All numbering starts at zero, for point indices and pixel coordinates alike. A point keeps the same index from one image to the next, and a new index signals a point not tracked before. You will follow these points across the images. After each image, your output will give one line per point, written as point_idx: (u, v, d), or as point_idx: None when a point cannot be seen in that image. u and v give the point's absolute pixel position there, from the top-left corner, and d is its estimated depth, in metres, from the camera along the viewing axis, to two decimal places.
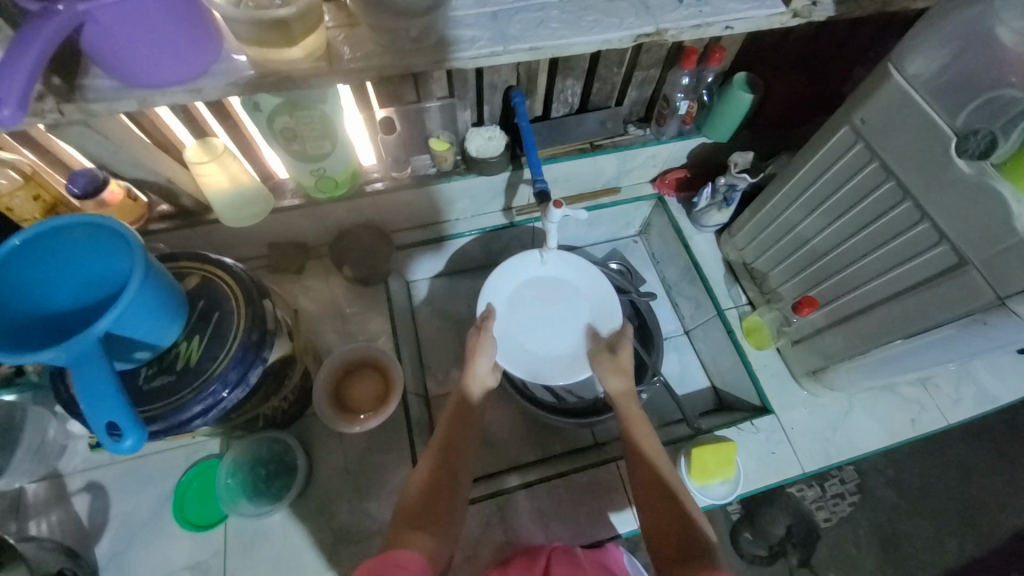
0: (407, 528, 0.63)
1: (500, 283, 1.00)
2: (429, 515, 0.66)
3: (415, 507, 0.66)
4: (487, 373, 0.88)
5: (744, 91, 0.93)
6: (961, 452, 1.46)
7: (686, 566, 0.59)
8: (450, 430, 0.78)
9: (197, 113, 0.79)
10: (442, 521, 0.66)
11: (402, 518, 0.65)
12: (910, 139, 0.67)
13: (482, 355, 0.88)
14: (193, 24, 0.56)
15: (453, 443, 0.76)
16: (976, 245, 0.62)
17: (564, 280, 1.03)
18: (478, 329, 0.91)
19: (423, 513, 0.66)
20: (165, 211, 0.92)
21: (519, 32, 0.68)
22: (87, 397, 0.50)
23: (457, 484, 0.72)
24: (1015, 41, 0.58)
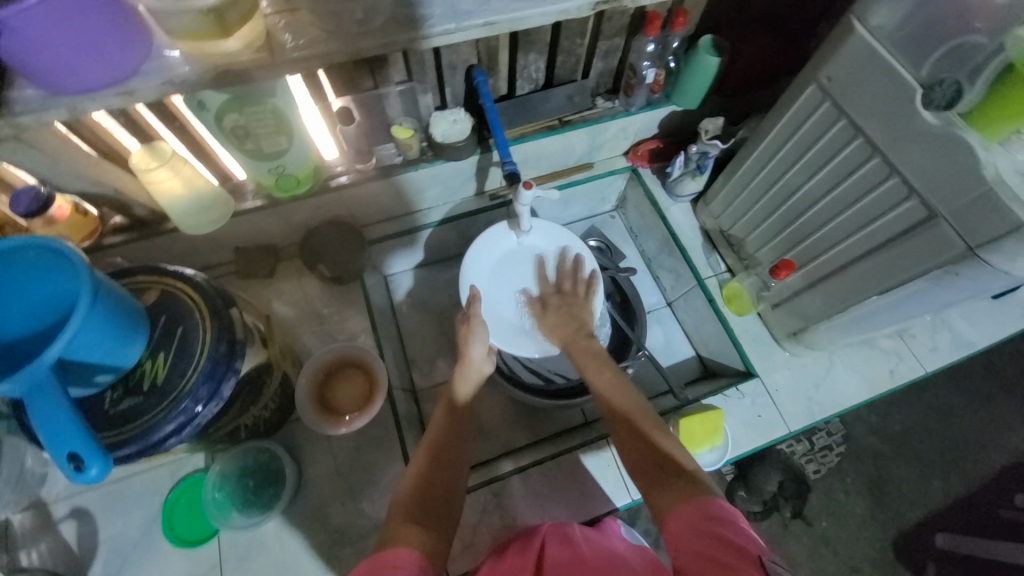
0: (403, 521, 0.61)
1: (480, 262, 0.97)
2: (425, 508, 0.64)
3: (410, 501, 0.65)
4: (483, 358, 0.88)
5: (711, 55, 0.90)
6: (940, 396, 1.51)
7: (673, 480, 0.59)
8: (445, 425, 0.78)
9: (141, 118, 0.75)
10: (435, 511, 0.65)
11: (399, 511, 0.64)
12: (876, 93, 0.66)
13: (475, 341, 0.88)
14: (120, 22, 0.52)
15: (446, 436, 0.76)
16: (945, 197, 0.62)
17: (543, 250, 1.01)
18: (465, 316, 0.90)
19: (420, 506, 0.65)
20: (120, 223, 0.87)
21: (472, 7, 0.64)
22: (45, 429, 0.48)
23: (450, 476, 0.71)
24: None
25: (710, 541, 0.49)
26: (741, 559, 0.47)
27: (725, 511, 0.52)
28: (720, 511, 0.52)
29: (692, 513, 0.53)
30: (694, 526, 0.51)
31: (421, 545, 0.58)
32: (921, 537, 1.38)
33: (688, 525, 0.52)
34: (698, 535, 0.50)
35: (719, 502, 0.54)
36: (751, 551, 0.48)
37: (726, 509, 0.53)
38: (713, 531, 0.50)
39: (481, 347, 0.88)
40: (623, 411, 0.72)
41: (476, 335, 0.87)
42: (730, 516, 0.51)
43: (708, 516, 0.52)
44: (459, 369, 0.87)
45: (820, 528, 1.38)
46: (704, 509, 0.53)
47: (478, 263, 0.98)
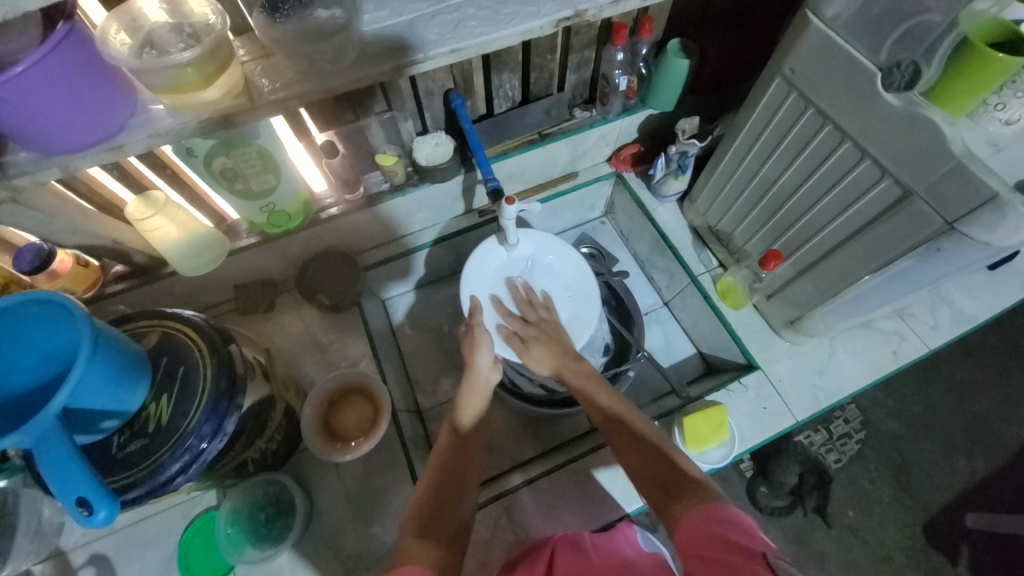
0: (414, 537, 0.64)
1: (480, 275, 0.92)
2: (436, 524, 0.66)
3: (421, 517, 0.67)
4: (490, 366, 0.85)
5: (680, 58, 0.93)
6: (956, 372, 1.48)
7: (679, 493, 0.60)
8: (449, 448, 0.76)
9: (133, 169, 0.78)
10: (446, 529, 0.66)
11: (410, 524, 0.66)
12: (838, 80, 0.67)
13: (481, 351, 0.85)
14: (103, 81, 0.55)
15: (454, 462, 0.75)
16: (915, 175, 0.63)
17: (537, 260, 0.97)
18: (468, 328, 0.87)
19: (432, 525, 0.66)
20: (120, 271, 0.90)
21: (438, 36, 0.67)
22: (55, 477, 0.50)
23: (459, 491, 0.72)
24: None
25: (718, 545, 0.49)
26: (747, 557, 0.47)
27: (735, 517, 0.52)
28: (726, 514, 0.53)
29: (700, 519, 0.53)
30: (699, 533, 0.52)
31: (433, 563, 0.59)
32: (952, 519, 1.35)
33: (697, 531, 0.52)
34: (700, 539, 0.51)
35: (726, 506, 0.54)
36: (755, 549, 0.48)
37: (733, 512, 0.53)
38: (718, 534, 0.51)
39: (490, 355, 0.85)
40: (628, 428, 0.72)
41: (483, 342, 0.85)
42: (736, 519, 0.52)
43: (715, 521, 0.52)
44: (464, 379, 0.85)
45: (848, 518, 1.35)
46: (713, 513, 0.53)
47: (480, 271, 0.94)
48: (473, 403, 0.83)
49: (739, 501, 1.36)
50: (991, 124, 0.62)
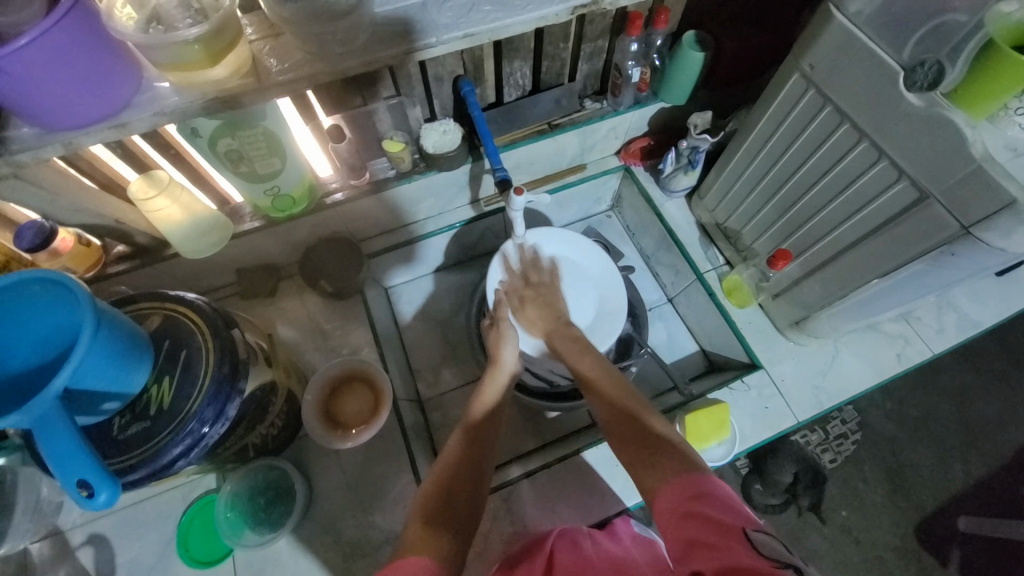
0: (422, 526, 0.59)
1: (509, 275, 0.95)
2: (444, 510, 0.62)
3: (429, 504, 0.62)
4: (515, 361, 0.87)
5: (694, 50, 0.91)
6: (955, 377, 1.48)
7: (657, 459, 0.58)
8: (462, 444, 0.72)
9: (136, 148, 0.77)
10: (458, 518, 0.62)
11: (418, 513, 0.61)
12: (859, 78, 0.66)
13: (505, 347, 0.87)
14: (108, 55, 0.53)
15: (467, 458, 0.69)
16: (934, 177, 0.62)
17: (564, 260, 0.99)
18: (492, 321, 0.91)
19: (439, 512, 0.61)
20: (122, 252, 0.89)
21: (451, 20, 0.66)
22: (56, 458, 0.49)
23: (470, 479, 0.67)
24: None
25: (693, 521, 0.49)
26: (724, 535, 0.46)
27: (713, 489, 0.51)
28: (705, 486, 0.52)
29: (677, 497, 0.52)
30: (678, 512, 0.51)
31: (441, 552, 0.54)
32: (943, 522, 1.36)
33: (674, 506, 0.52)
34: (682, 521, 0.50)
35: (707, 478, 0.53)
36: (734, 525, 0.47)
37: (713, 485, 0.52)
38: (696, 513, 0.49)
39: (513, 350, 0.87)
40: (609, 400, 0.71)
41: (508, 338, 0.87)
42: (715, 492, 0.51)
43: (694, 496, 0.51)
44: (488, 373, 0.85)
45: (841, 519, 1.36)
46: (691, 487, 0.52)
47: (516, 274, 0.95)
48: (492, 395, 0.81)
49: None
50: (1011, 128, 0.60)
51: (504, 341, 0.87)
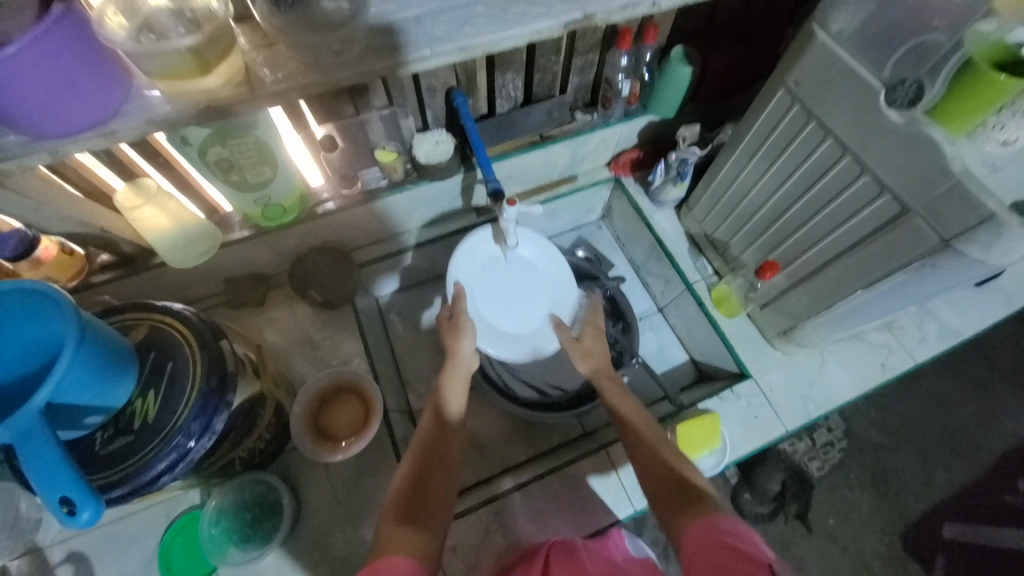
0: (397, 524, 0.60)
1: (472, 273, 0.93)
2: (419, 508, 0.64)
3: (404, 497, 0.65)
4: (472, 354, 0.87)
5: (683, 65, 0.94)
6: (938, 385, 1.52)
7: (688, 506, 0.59)
8: (430, 437, 0.75)
9: (124, 156, 0.76)
10: (433, 510, 0.65)
11: (391, 511, 0.63)
12: (841, 95, 0.68)
13: (466, 337, 0.86)
14: (98, 62, 0.53)
15: (434, 454, 0.72)
16: (916, 192, 0.64)
17: (526, 263, 0.98)
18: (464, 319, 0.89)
19: (411, 506, 0.64)
20: (107, 261, 0.87)
21: (445, 33, 0.67)
22: (38, 474, 0.48)
23: (440, 471, 0.70)
24: None
25: (722, 553, 0.49)
26: (752, 565, 0.46)
27: (739, 528, 0.52)
28: (732, 526, 0.52)
29: (703, 532, 0.53)
30: (707, 543, 0.51)
31: (418, 550, 0.57)
32: (928, 529, 1.38)
33: (702, 540, 0.52)
34: (711, 551, 0.50)
35: (729, 518, 0.54)
36: (761, 559, 0.47)
37: (741, 527, 0.52)
38: (723, 544, 0.50)
39: (473, 341, 0.86)
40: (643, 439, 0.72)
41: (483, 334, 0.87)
42: (744, 532, 0.51)
43: (723, 532, 0.52)
44: (447, 365, 0.85)
45: (829, 526, 1.37)
46: (718, 526, 0.53)
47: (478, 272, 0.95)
48: (455, 395, 0.82)
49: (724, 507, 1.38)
50: (988, 144, 0.63)
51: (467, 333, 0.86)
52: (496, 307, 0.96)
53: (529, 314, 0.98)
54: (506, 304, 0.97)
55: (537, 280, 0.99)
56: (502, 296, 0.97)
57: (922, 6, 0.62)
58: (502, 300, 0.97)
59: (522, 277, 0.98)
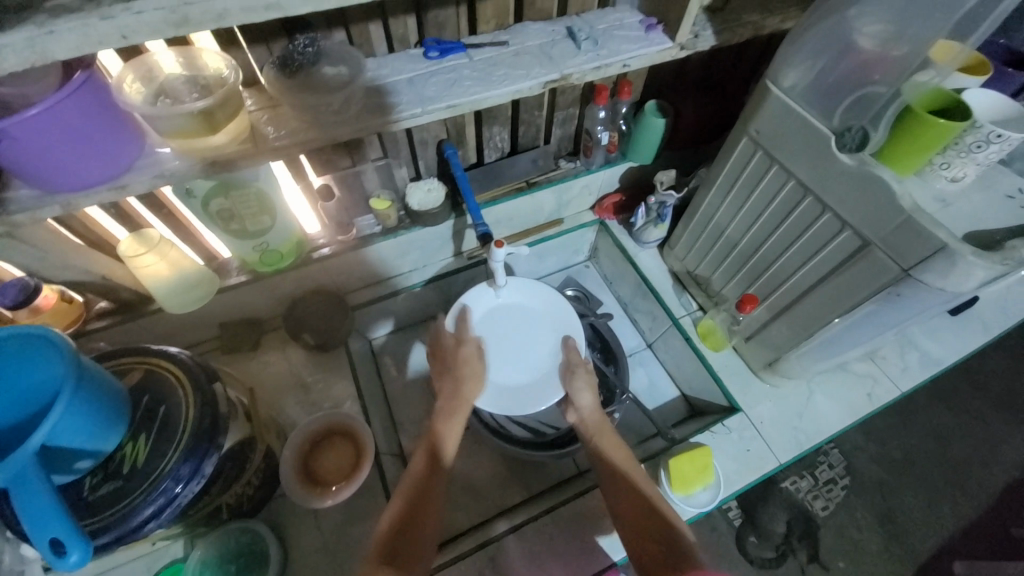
0: (377, 566, 0.62)
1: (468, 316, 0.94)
2: (403, 553, 0.65)
3: (387, 540, 0.66)
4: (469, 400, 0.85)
5: (656, 117, 1.02)
6: (934, 417, 1.52)
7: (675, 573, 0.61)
8: (421, 481, 0.73)
9: (129, 208, 0.80)
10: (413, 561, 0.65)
11: (374, 552, 0.65)
12: (797, 141, 0.74)
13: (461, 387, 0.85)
14: (114, 122, 0.57)
15: (422, 497, 0.71)
16: (873, 227, 0.69)
17: (524, 307, 0.99)
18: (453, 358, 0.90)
19: (394, 550, 0.65)
20: (104, 308, 0.89)
21: (435, 93, 0.74)
22: (29, 518, 0.49)
23: (431, 518, 0.70)
24: (871, 45, 0.66)
25: None
26: None
27: None
28: None
29: None
30: None
31: None
32: (940, 569, 1.33)
33: None
34: None
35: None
36: None
37: None
38: None
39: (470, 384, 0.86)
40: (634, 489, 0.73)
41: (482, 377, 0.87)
42: None
43: None
44: (442, 412, 0.82)
45: (839, 569, 1.33)
46: None
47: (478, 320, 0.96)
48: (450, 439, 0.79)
49: (729, 551, 1.34)
50: (938, 181, 0.69)
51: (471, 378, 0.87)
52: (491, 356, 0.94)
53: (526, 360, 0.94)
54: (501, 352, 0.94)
55: (529, 322, 0.98)
56: (498, 346, 0.95)
57: (865, 63, 0.67)
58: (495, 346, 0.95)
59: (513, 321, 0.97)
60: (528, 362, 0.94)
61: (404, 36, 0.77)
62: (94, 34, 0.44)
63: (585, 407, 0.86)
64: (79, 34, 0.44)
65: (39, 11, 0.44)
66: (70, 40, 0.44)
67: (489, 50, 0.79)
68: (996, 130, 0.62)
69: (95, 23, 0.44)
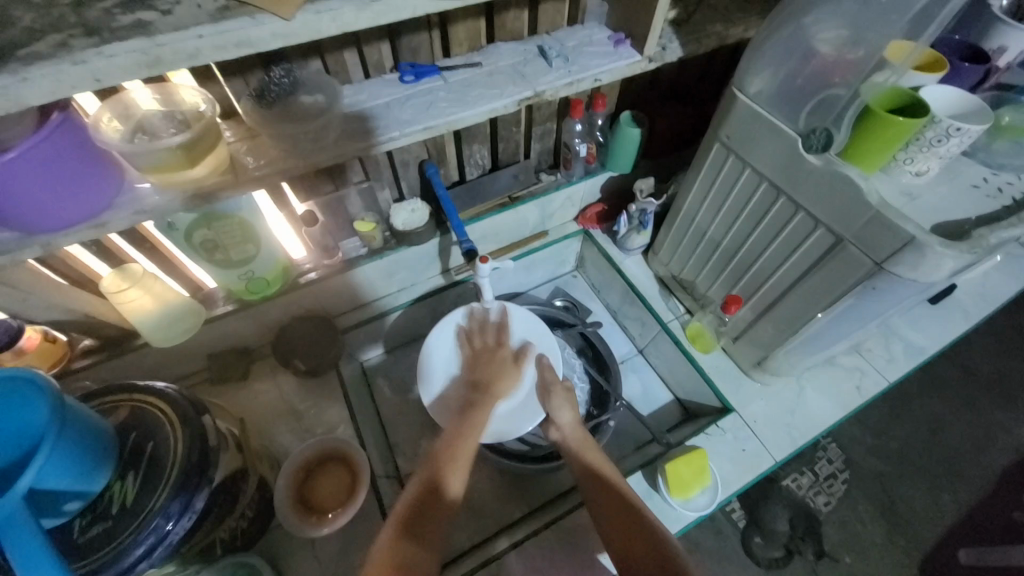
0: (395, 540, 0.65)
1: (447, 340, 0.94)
2: (423, 528, 0.67)
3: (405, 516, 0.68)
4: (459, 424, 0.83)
5: (632, 127, 1.04)
6: (926, 405, 1.54)
7: None
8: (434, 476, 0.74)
9: (112, 244, 0.80)
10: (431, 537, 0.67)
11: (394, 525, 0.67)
12: (766, 145, 0.77)
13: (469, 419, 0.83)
14: (92, 161, 0.58)
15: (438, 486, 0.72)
16: (844, 224, 0.71)
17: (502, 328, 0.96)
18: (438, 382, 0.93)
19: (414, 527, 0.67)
20: (89, 346, 0.88)
21: (412, 116, 0.75)
22: (17, 562, 0.48)
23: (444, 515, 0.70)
24: (832, 51, 0.68)
25: None
26: None
27: None
28: None
29: None
30: None
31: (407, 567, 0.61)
32: (945, 558, 1.33)
33: None
34: None
35: None
36: None
37: None
38: None
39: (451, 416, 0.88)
40: (621, 500, 0.73)
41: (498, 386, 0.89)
42: None
43: None
44: (453, 435, 0.80)
45: (845, 565, 1.32)
46: None
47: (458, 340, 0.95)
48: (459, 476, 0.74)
49: (735, 553, 1.34)
50: (903, 175, 0.72)
51: (500, 372, 0.90)
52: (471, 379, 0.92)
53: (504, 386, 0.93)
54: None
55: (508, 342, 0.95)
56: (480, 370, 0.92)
57: (822, 68, 0.69)
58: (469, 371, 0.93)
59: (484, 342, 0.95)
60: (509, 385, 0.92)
61: (379, 62, 0.79)
62: (68, 78, 0.45)
63: (566, 425, 0.86)
64: (52, 80, 0.44)
65: (11, 59, 0.44)
66: (44, 85, 0.44)
67: (463, 72, 0.81)
68: (955, 125, 0.65)
69: (68, 67, 0.44)
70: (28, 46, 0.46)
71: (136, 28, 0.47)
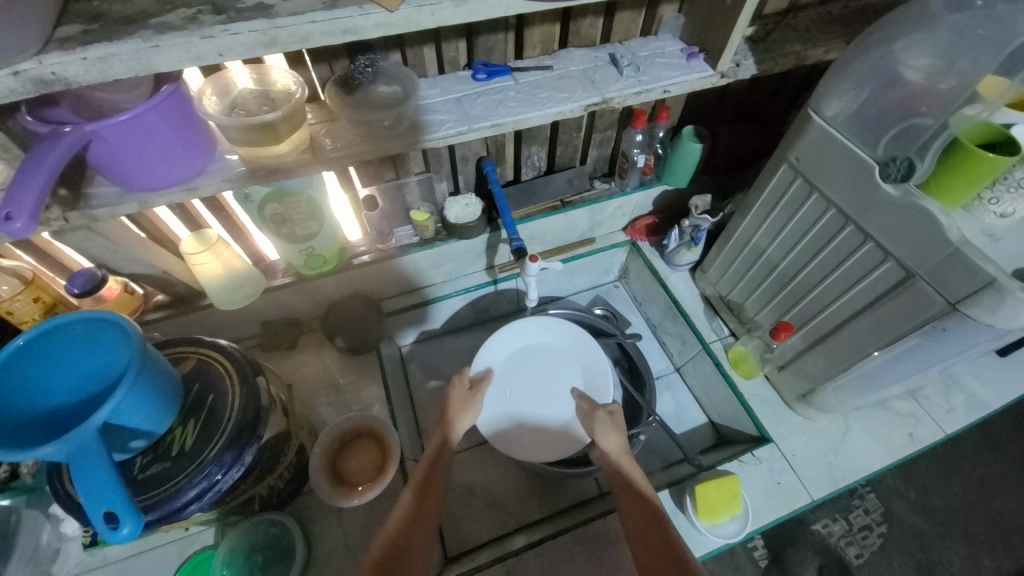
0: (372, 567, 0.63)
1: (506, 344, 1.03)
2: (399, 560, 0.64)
3: (389, 541, 0.66)
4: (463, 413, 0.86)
5: (694, 141, 1.02)
6: (978, 465, 1.43)
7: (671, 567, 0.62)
8: (435, 453, 0.79)
9: (193, 209, 0.86)
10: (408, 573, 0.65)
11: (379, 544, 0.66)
12: (838, 168, 0.74)
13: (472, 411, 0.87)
14: (189, 129, 0.63)
15: (432, 468, 0.77)
16: (918, 258, 0.67)
17: (559, 348, 1.06)
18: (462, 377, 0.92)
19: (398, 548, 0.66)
20: (160, 301, 0.95)
21: (481, 112, 0.77)
22: (86, 489, 0.53)
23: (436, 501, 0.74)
24: (920, 77, 0.65)
25: None
26: None
27: None
28: None
29: None
30: None
31: None
32: None
33: None
34: None
35: None
36: None
37: None
38: None
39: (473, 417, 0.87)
40: (638, 493, 0.73)
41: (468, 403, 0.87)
42: None
43: None
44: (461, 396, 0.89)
45: None
46: None
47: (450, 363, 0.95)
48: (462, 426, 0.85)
49: None
50: (987, 216, 0.68)
51: (466, 407, 0.87)
52: (526, 389, 1.01)
53: (552, 401, 1.00)
54: (526, 388, 1.01)
55: (565, 362, 1.04)
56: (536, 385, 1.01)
57: (908, 96, 0.66)
58: (521, 383, 1.02)
59: (535, 359, 1.04)
60: (560, 403, 1.00)
61: (454, 58, 0.82)
62: (193, 50, 0.49)
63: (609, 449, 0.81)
64: (181, 49, 0.49)
65: (145, 26, 0.49)
66: (172, 53, 0.49)
67: (534, 74, 0.83)
68: None
69: (196, 40, 0.49)
70: (159, 17, 0.50)
71: (257, 9, 0.51)
